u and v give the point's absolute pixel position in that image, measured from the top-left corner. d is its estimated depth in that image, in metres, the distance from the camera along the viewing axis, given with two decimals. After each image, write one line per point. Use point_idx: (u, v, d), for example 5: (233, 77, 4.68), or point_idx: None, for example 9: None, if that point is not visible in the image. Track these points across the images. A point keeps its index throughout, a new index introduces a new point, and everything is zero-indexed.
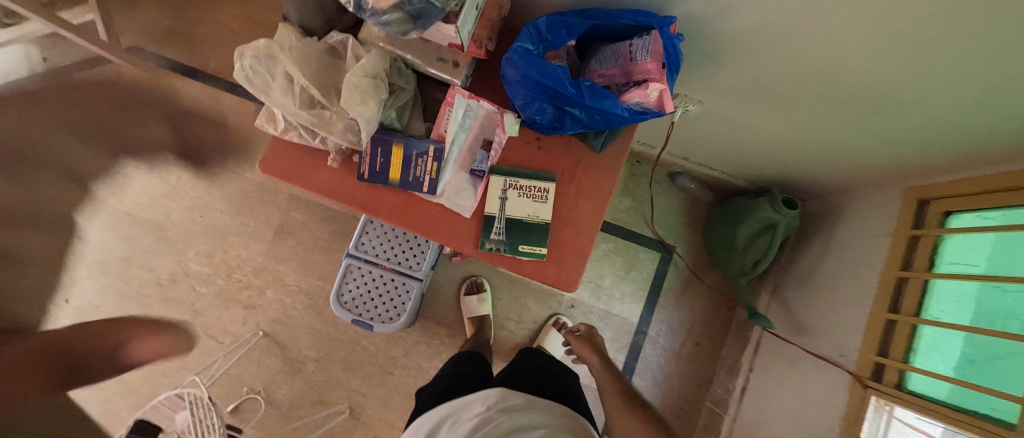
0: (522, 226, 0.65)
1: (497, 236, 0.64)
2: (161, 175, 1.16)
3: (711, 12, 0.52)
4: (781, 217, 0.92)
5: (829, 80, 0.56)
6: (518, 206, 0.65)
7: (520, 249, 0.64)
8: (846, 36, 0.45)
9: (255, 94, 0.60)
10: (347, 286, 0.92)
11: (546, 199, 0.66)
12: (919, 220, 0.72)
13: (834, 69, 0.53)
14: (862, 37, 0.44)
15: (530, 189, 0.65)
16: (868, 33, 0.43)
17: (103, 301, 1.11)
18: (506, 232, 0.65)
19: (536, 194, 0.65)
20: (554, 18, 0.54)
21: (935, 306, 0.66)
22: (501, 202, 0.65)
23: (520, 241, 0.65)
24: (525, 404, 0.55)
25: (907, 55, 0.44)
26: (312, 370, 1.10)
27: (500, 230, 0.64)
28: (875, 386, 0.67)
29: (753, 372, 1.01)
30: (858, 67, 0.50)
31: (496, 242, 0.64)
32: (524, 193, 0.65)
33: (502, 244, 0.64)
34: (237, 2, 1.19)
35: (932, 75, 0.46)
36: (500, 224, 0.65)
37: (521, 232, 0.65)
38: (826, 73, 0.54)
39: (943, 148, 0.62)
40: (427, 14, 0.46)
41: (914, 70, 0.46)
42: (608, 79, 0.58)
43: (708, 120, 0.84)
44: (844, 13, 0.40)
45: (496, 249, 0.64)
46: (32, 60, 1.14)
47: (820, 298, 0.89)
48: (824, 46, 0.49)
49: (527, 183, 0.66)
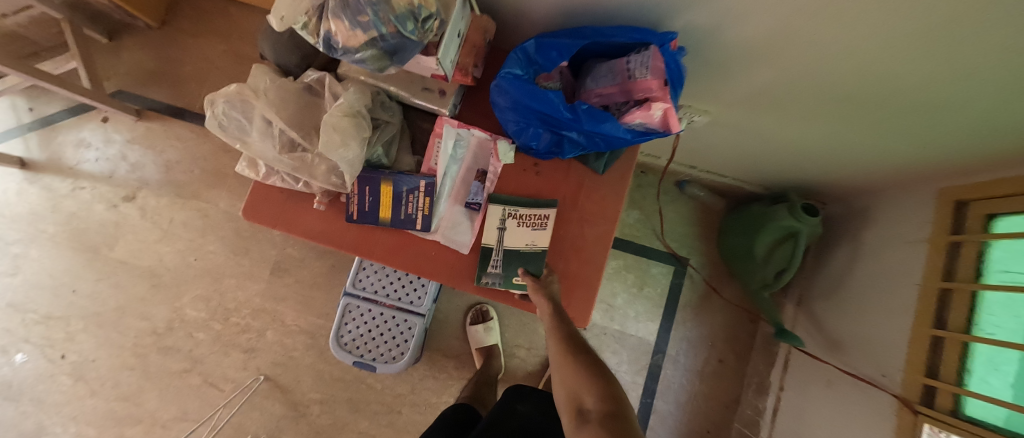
0: (520, 257, 0.60)
1: (494, 270, 0.59)
2: (153, 219, 1.13)
3: (715, 22, 0.47)
4: (802, 225, 0.86)
5: (862, 83, 0.50)
6: (518, 236, 0.60)
7: (516, 282, 0.60)
8: (875, 39, 0.40)
9: (231, 142, 0.56)
10: (346, 327, 0.87)
11: (546, 227, 0.61)
12: (958, 225, 0.66)
13: (868, 71, 0.47)
14: (892, 39, 0.39)
15: (530, 217, 0.60)
16: (899, 34, 0.38)
17: (99, 354, 1.07)
18: (504, 265, 0.60)
19: (536, 222, 0.61)
20: (543, 40, 0.49)
21: (986, 318, 0.59)
22: (499, 232, 0.60)
23: (515, 272, 0.60)
24: None
25: (945, 55, 0.39)
26: (317, 413, 1.05)
27: (498, 263, 0.59)
28: (926, 412, 0.61)
29: (785, 390, 0.93)
30: (898, 69, 0.44)
31: (492, 276, 0.59)
32: (525, 221, 0.60)
33: (499, 277, 0.60)
34: (222, 39, 1.17)
35: (990, 77, 0.40)
36: (498, 256, 0.60)
37: (518, 263, 0.60)
38: (857, 77, 0.49)
39: (992, 148, 0.55)
40: (404, 49, 0.42)
41: (971, 71, 0.40)
42: (606, 99, 0.52)
43: (715, 129, 0.79)
44: (871, 14, 0.36)
45: (491, 283, 0.60)
46: (19, 111, 1.15)
47: (852, 310, 0.82)
48: (856, 49, 0.43)
49: (527, 211, 0.60)
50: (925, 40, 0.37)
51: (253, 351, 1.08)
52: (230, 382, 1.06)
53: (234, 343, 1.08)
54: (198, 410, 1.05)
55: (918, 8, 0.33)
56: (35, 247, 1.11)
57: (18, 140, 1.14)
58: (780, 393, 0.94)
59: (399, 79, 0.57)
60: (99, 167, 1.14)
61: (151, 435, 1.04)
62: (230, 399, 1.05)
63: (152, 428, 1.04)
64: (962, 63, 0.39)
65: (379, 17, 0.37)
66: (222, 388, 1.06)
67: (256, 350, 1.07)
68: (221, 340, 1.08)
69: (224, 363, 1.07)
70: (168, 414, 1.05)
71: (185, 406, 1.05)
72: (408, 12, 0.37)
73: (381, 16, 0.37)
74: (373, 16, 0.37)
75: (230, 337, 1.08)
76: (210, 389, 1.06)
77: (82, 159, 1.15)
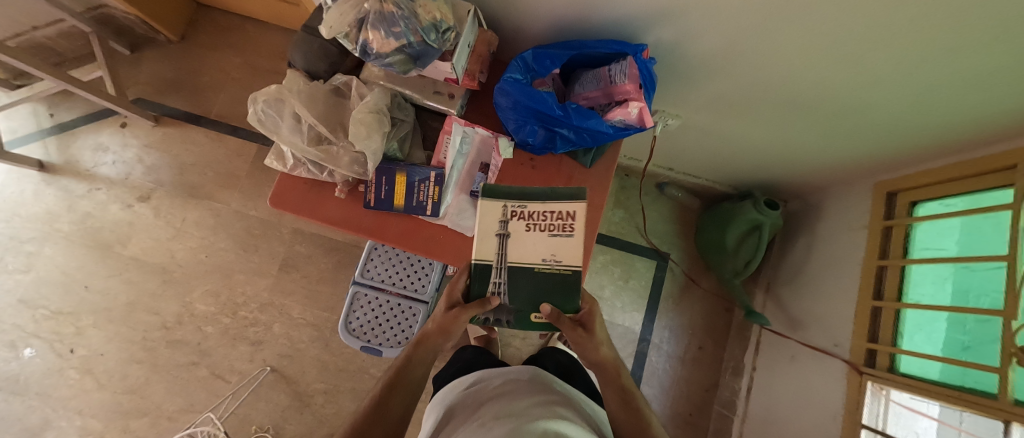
0: (537, 284, 0.44)
1: (498, 303, 0.46)
2: (166, 219, 1.19)
3: (677, 38, 0.59)
4: (765, 217, 0.98)
5: (812, 82, 0.60)
6: (529, 252, 0.42)
7: (530, 320, 0.47)
8: (806, 46, 0.52)
9: (266, 134, 0.65)
10: (355, 314, 0.95)
11: (572, 230, 0.42)
12: (890, 212, 0.78)
13: (816, 72, 0.57)
14: (820, 47, 0.51)
15: (543, 218, 0.42)
16: (824, 42, 0.50)
17: (108, 347, 1.11)
18: (512, 294, 0.45)
19: (555, 224, 0.42)
20: (538, 51, 0.60)
21: (913, 290, 0.71)
22: (498, 241, 0.42)
23: (528, 311, 0.46)
24: (553, 386, 0.54)
25: (859, 59, 0.51)
26: (321, 403, 1.09)
27: (501, 291, 0.44)
28: (870, 371, 0.71)
29: (757, 371, 1.04)
30: (832, 72, 0.56)
31: (493, 314, 0.48)
32: (539, 227, 0.42)
33: (509, 313, 0.47)
34: (238, 52, 1.27)
35: (909, 71, 0.50)
36: (500, 283, 0.44)
37: (533, 294, 0.44)
38: (807, 77, 0.59)
39: (917, 140, 0.66)
40: (426, 54, 0.52)
41: (894, 67, 0.50)
42: (591, 101, 0.63)
43: (688, 133, 0.91)
44: (800, 24, 0.48)
45: (495, 320, 0.49)
46: (40, 117, 1.22)
47: (812, 292, 0.93)
48: (803, 52, 0.53)
49: (539, 209, 0.42)
50: (854, 41, 0.47)
51: (260, 343, 1.13)
52: (236, 374, 1.11)
53: (241, 336, 1.13)
54: (204, 402, 1.09)
55: (832, 18, 0.45)
56: (49, 245, 1.16)
57: (38, 144, 1.20)
58: (753, 373, 1.05)
59: (414, 84, 0.67)
60: (115, 170, 1.20)
61: (157, 426, 1.08)
62: (236, 390, 1.10)
63: (158, 420, 1.08)
64: (886, 60, 0.49)
65: (409, 28, 0.48)
66: (229, 380, 1.10)
67: (263, 343, 1.13)
68: (229, 333, 1.13)
69: (231, 356, 1.12)
70: (174, 406, 1.09)
71: (191, 398, 1.09)
72: (431, 25, 0.48)
73: (410, 28, 0.48)
74: (404, 28, 0.47)
75: (238, 330, 1.13)
76: (217, 380, 1.10)
77: (99, 162, 1.21)
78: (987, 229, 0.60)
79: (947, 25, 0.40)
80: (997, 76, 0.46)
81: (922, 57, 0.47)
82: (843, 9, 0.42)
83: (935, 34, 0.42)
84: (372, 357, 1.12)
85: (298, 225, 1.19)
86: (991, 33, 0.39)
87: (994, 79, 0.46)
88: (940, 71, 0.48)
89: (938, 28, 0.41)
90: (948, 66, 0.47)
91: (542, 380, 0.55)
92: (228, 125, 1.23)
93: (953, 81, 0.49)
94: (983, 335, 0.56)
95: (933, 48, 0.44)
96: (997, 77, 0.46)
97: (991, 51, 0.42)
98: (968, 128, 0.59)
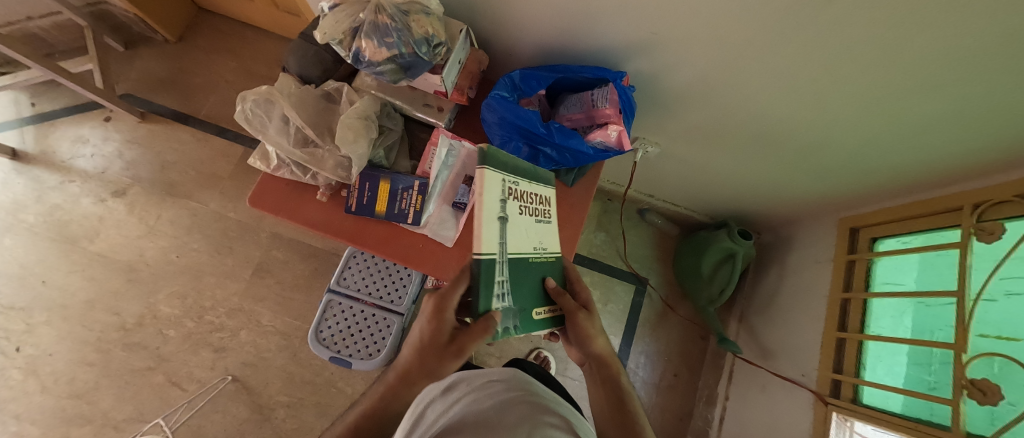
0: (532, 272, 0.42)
1: (507, 305, 0.37)
2: (139, 216, 1.15)
3: (656, 69, 0.63)
4: (739, 246, 1.02)
5: (778, 117, 0.64)
6: (526, 233, 0.40)
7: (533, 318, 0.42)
8: (771, 80, 0.56)
9: (253, 133, 0.65)
10: (326, 322, 0.92)
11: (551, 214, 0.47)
12: (853, 246, 0.83)
13: (782, 107, 0.61)
14: (783, 82, 0.56)
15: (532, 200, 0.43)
16: (787, 78, 0.54)
17: (58, 348, 1.05)
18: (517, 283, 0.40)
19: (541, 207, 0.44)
20: (525, 72, 0.63)
21: (875, 323, 0.73)
22: (500, 226, 0.36)
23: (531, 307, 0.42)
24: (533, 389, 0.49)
25: (818, 95, 0.55)
26: (283, 417, 1.04)
27: (507, 296, 0.37)
28: (834, 402, 0.72)
29: (729, 400, 1.05)
30: (795, 107, 0.60)
31: (506, 320, 0.38)
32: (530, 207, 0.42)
33: (516, 315, 0.39)
34: (234, 56, 1.28)
35: (878, 108, 0.53)
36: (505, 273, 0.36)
37: (531, 286, 0.42)
38: (784, 110, 0.62)
39: (876, 179, 0.71)
40: (416, 66, 0.54)
41: (863, 103, 0.53)
42: (575, 123, 0.66)
43: (666, 161, 0.95)
44: (764, 59, 0.52)
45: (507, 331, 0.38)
46: (20, 105, 1.20)
47: (783, 322, 0.95)
48: (782, 84, 0.56)
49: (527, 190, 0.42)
50: (829, 75, 0.51)
51: (224, 351, 1.08)
52: (195, 382, 1.05)
53: (205, 342, 1.08)
54: (155, 411, 1.03)
55: (791, 53, 0.49)
56: (10, 236, 1.11)
57: (14, 132, 1.18)
58: (726, 402, 1.06)
59: (405, 95, 0.69)
60: (92, 163, 1.18)
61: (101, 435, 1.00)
62: (192, 400, 1.04)
63: (103, 429, 1.01)
64: (855, 96, 0.53)
65: (402, 40, 0.50)
66: (186, 388, 1.05)
67: (226, 350, 1.08)
68: (192, 338, 1.08)
69: (191, 362, 1.07)
70: (123, 415, 1.02)
71: (142, 407, 1.03)
72: (424, 38, 0.51)
73: (402, 39, 0.50)
74: (397, 39, 0.50)
75: (201, 335, 1.09)
76: (172, 388, 1.04)
77: (76, 155, 1.18)
78: (941, 265, 0.63)
79: (913, 61, 0.43)
80: (944, 119, 0.50)
81: (884, 95, 0.50)
82: (821, 40, 0.45)
83: (902, 71, 0.45)
84: (341, 371, 1.07)
85: (276, 229, 1.17)
86: (951, 72, 0.42)
87: (951, 121, 0.50)
88: (904, 111, 0.52)
89: (905, 64, 0.44)
90: (910, 105, 0.50)
91: (522, 379, 0.51)
92: (217, 126, 1.22)
93: (914, 121, 0.53)
94: (942, 370, 0.58)
95: (899, 86, 0.48)
96: (953, 119, 0.50)
97: (943, 92, 0.46)
98: (924, 170, 0.63)
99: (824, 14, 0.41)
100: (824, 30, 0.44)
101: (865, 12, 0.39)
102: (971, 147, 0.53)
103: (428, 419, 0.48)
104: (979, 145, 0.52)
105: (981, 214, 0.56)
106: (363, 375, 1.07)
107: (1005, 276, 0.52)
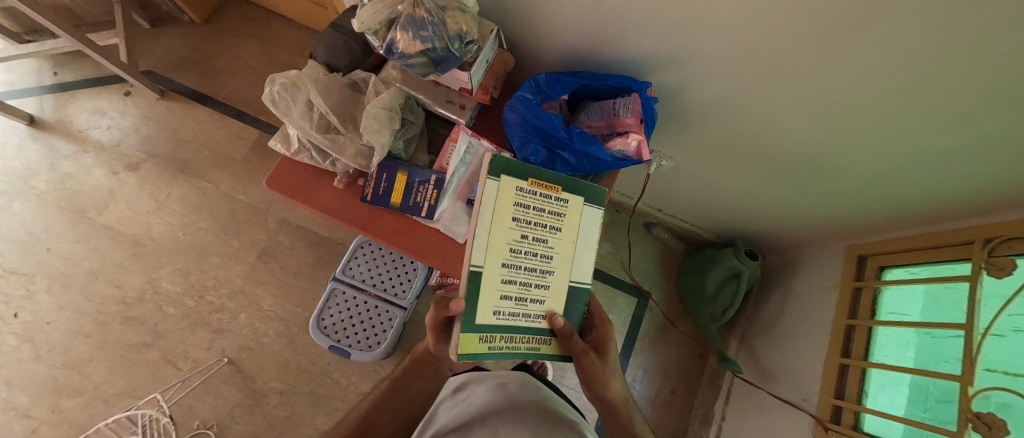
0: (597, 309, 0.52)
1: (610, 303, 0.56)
2: (150, 191, 1.16)
3: (679, 83, 0.65)
4: (745, 267, 1.02)
5: (794, 140, 0.66)
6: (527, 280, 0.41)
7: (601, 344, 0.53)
8: (791, 104, 0.58)
9: (277, 114, 0.66)
10: (329, 311, 0.92)
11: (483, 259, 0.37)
12: (860, 274, 0.83)
13: (799, 131, 0.63)
14: (803, 106, 0.57)
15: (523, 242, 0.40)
16: (807, 103, 0.56)
17: (56, 316, 1.05)
18: (539, 286, 0.42)
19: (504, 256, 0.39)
20: (551, 76, 0.65)
21: (879, 351, 0.74)
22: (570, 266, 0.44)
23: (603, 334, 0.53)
24: (540, 400, 0.47)
25: (835, 122, 0.57)
26: (275, 403, 1.03)
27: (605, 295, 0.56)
28: (835, 427, 0.72)
29: (725, 421, 1.05)
30: (812, 132, 0.62)
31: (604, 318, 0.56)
32: (528, 214, 0.40)
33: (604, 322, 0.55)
34: (258, 42, 1.29)
35: (897, 137, 0.54)
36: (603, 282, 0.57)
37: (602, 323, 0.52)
38: (803, 134, 0.63)
39: (887, 209, 0.72)
40: (447, 61, 0.56)
41: (884, 132, 0.54)
42: (593, 130, 0.67)
43: (677, 175, 0.96)
44: (786, 81, 0.54)
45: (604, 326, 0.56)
46: (43, 73, 1.21)
47: (785, 345, 0.95)
48: (802, 107, 0.57)
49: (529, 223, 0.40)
50: (852, 101, 0.52)
51: (222, 332, 1.07)
52: (190, 362, 1.05)
53: (203, 322, 1.08)
54: (147, 387, 1.02)
55: (814, 78, 0.51)
56: (19, 201, 1.12)
57: (33, 99, 1.19)
58: (722, 423, 1.06)
59: (429, 90, 0.70)
60: (108, 135, 1.18)
61: (91, 409, 0.99)
62: (186, 379, 1.03)
63: (93, 402, 1.00)
64: (875, 124, 0.54)
65: (437, 35, 0.52)
66: (180, 367, 1.04)
67: (224, 332, 1.07)
68: (191, 317, 1.08)
69: (188, 341, 1.06)
70: (114, 390, 1.01)
71: (134, 381, 1.02)
72: (457, 35, 0.53)
73: (437, 34, 0.52)
74: (432, 33, 0.52)
75: (201, 315, 1.08)
76: (167, 366, 1.04)
77: (93, 126, 1.19)
78: (948, 297, 0.64)
79: (936, 94, 0.44)
80: (961, 157, 0.52)
81: (904, 127, 0.52)
82: (849, 65, 0.46)
83: (925, 103, 0.46)
84: (338, 361, 1.07)
85: (285, 215, 1.17)
86: (972, 109, 0.44)
87: (969, 157, 0.51)
88: (923, 144, 0.53)
89: (930, 98, 0.45)
90: (931, 138, 0.51)
91: (531, 384, 0.52)
92: (235, 109, 1.23)
93: (934, 154, 0.54)
94: (946, 404, 0.57)
95: (920, 118, 0.49)
96: (970, 155, 0.51)
97: (960, 130, 0.48)
98: (938, 204, 0.64)
99: (856, 41, 0.42)
100: (852, 56, 0.45)
101: (894, 43, 0.40)
102: (985, 185, 0.54)
103: (439, 420, 0.46)
104: (994, 182, 0.53)
105: (992, 250, 0.57)
106: (360, 367, 1.06)
107: (1013, 313, 0.52)
